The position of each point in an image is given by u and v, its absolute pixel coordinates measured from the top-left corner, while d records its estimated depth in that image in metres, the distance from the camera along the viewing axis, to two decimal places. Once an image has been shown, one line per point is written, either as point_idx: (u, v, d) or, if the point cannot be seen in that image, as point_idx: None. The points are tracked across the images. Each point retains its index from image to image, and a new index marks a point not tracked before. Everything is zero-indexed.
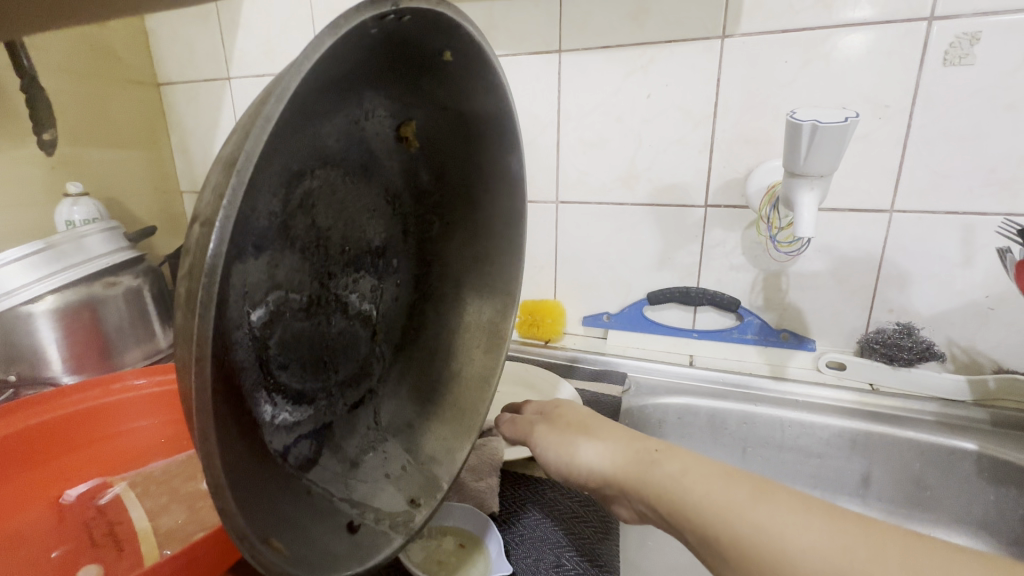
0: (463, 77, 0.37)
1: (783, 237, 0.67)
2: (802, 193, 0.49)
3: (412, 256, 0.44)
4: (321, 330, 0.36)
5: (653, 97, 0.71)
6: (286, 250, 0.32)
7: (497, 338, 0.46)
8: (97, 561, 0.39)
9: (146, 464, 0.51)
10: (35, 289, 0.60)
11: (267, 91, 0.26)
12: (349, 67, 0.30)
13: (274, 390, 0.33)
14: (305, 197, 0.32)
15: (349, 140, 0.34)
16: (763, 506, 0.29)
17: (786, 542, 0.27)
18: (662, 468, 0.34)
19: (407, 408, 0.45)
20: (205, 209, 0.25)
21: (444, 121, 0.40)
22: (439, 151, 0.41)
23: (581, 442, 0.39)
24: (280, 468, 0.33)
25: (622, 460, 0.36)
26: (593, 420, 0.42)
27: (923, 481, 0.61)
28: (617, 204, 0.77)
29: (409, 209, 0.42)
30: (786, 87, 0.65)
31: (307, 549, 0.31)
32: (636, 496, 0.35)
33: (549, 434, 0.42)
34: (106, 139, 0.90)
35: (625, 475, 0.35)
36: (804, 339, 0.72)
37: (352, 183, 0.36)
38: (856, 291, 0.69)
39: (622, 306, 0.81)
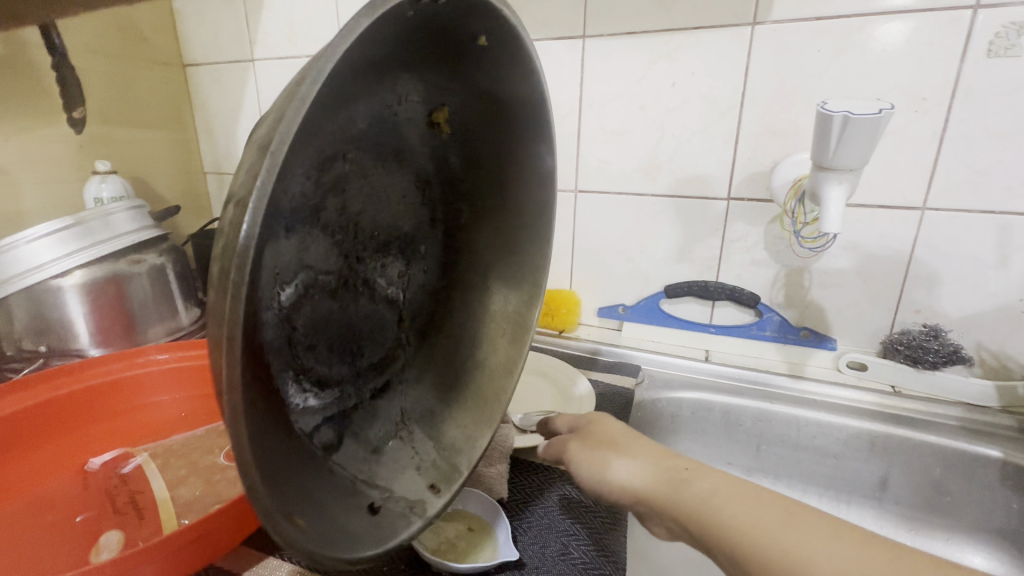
0: (497, 62, 0.37)
1: (808, 233, 0.66)
2: (829, 186, 0.47)
3: (439, 244, 0.44)
4: (347, 314, 0.36)
5: (679, 86, 0.69)
6: (317, 231, 0.32)
7: (525, 328, 0.46)
8: (119, 527, 0.40)
9: (167, 437, 0.52)
10: (65, 264, 0.62)
11: (301, 75, 0.26)
12: (387, 52, 0.30)
13: (301, 369, 0.33)
14: (337, 178, 0.32)
15: (383, 125, 0.34)
16: (790, 525, 0.29)
17: (811, 560, 0.27)
18: (691, 487, 0.34)
19: (432, 394, 0.45)
20: (236, 191, 0.26)
21: (478, 107, 0.39)
22: (471, 139, 0.41)
23: (613, 457, 0.39)
24: (305, 446, 0.33)
25: (651, 478, 0.36)
26: (626, 436, 0.41)
27: (943, 486, 0.60)
28: (637, 194, 0.76)
29: (438, 197, 0.42)
30: (817, 77, 0.63)
31: (326, 527, 0.31)
32: (664, 513, 0.35)
33: (581, 451, 0.41)
34: (133, 119, 0.91)
35: (655, 494, 0.35)
36: (825, 338, 0.71)
37: (384, 168, 0.36)
38: (882, 290, 0.67)
39: (639, 298, 0.80)
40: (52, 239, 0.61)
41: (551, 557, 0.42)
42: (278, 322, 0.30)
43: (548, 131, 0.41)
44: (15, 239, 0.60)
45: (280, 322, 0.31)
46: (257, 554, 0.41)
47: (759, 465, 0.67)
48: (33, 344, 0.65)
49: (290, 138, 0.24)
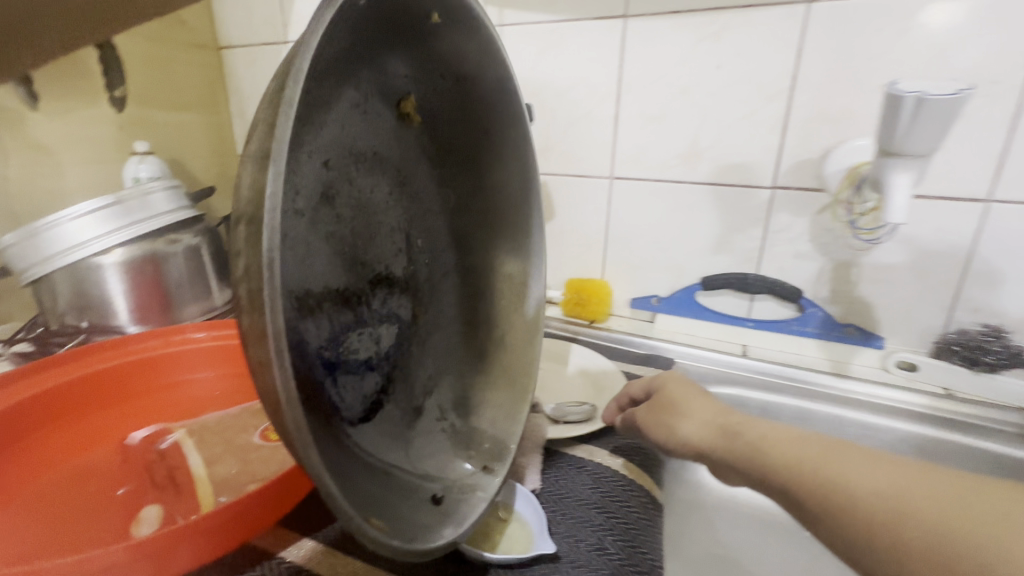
0: (451, 37, 0.37)
1: (864, 224, 0.61)
2: (894, 175, 0.44)
3: (436, 240, 0.42)
4: (361, 323, 0.34)
5: (724, 69, 0.66)
6: (318, 244, 0.30)
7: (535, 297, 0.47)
8: (158, 502, 0.41)
9: (203, 414, 0.53)
10: (105, 242, 0.62)
11: (279, 77, 0.27)
12: (345, 48, 0.30)
13: (334, 383, 0.32)
14: (326, 185, 0.31)
15: (356, 126, 0.33)
16: (830, 460, 0.32)
17: (849, 486, 0.30)
18: (742, 438, 0.37)
19: (458, 389, 0.44)
20: (241, 210, 0.26)
21: (442, 90, 0.39)
22: (440, 124, 0.40)
23: (675, 419, 0.42)
24: (361, 457, 0.32)
25: (707, 434, 0.39)
26: (685, 395, 0.43)
27: None
28: (675, 182, 0.73)
29: (426, 191, 0.40)
30: (876, 59, 0.59)
31: (401, 523, 0.31)
32: (725, 466, 0.37)
33: (647, 416, 0.45)
34: (171, 101, 0.92)
35: (713, 450, 0.38)
36: (872, 335, 0.68)
37: (367, 169, 0.34)
38: (937, 286, 0.63)
39: (673, 290, 0.78)
40: (94, 217, 0.62)
41: (585, 551, 0.41)
42: (305, 341, 0.29)
43: (515, 97, 0.41)
44: (58, 216, 0.61)
45: (307, 341, 0.30)
46: (293, 533, 0.40)
47: None
48: (75, 320, 0.66)
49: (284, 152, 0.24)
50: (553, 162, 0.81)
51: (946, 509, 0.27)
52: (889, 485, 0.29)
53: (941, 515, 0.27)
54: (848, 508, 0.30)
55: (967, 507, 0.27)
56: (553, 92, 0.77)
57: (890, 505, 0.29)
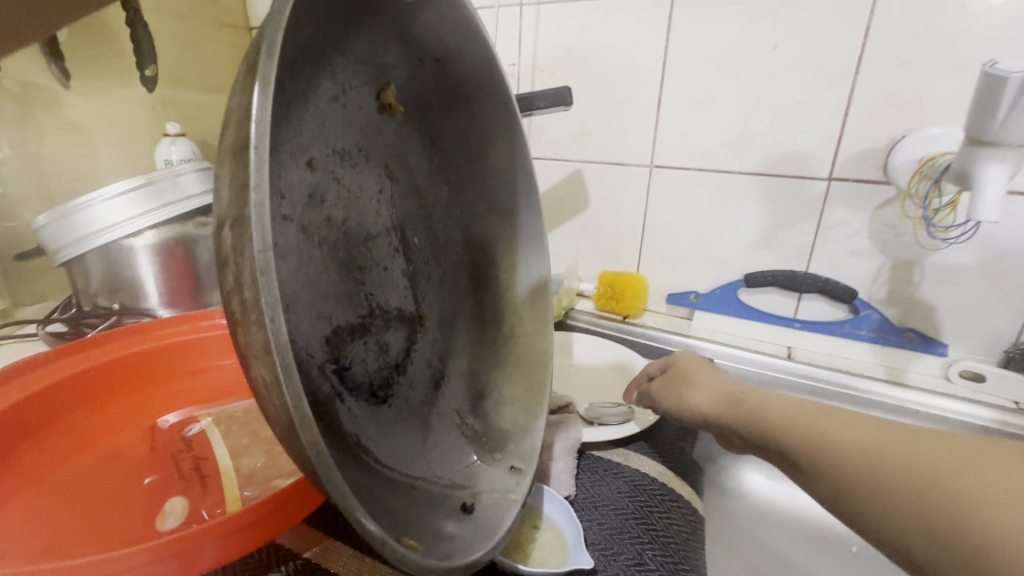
0: (427, 16, 0.34)
1: (940, 220, 0.57)
2: (986, 166, 0.39)
3: (435, 237, 0.40)
4: (365, 327, 0.33)
5: (781, 49, 0.61)
6: (312, 252, 0.29)
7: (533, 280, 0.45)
8: (183, 495, 0.40)
9: (230, 402, 0.52)
10: (137, 224, 0.62)
11: (250, 61, 0.24)
12: (312, 38, 0.27)
13: (340, 393, 0.30)
14: (313, 189, 0.29)
15: (338, 123, 0.31)
16: (828, 419, 0.33)
17: (836, 439, 0.32)
18: (745, 403, 0.38)
19: (470, 390, 0.41)
20: (225, 213, 0.24)
21: (422, 76, 0.36)
22: (424, 112, 0.38)
23: (686, 391, 0.44)
24: (382, 473, 0.30)
25: (713, 402, 0.41)
26: (696, 367, 0.45)
27: None
28: (721, 171, 0.69)
29: (420, 187, 0.38)
30: (957, 37, 0.53)
31: (435, 540, 0.29)
32: (728, 430, 0.39)
33: (662, 389, 0.47)
34: (202, 81, 0.91)
35: (718, 416, 0.40)
36: (934, 342, 0.62)
37: (354, 166, 0.32)
38: (1012, 289, 0.58)
39: (713, 286, 0.74)
40: (125, 197, 0.61)
41: (625, 566, 0.38)
42: (305, 354, 0.28)
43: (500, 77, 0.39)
44: (92, 198, 0.60)
45: (308, 354, 0.28)
46: (319, 534, 0.39)
47: None
48: (107, 302, 0.67)
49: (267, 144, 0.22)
50: (590, 148, 0.77)
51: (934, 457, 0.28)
52: (876, 437, 0.31)
53: (928, 462, 0.27)
54: (831, 457, 0.31)
55: (939, 453, 0.28)
56: (592, 73, 0.73)
57: (869, 454, 0.30)
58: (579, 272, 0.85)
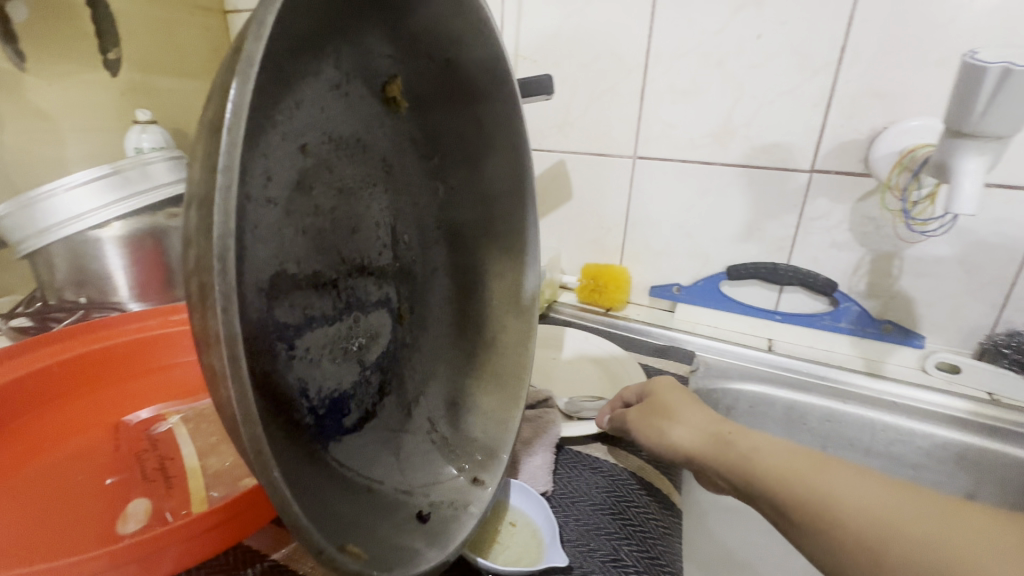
0: (444, 15, 0.32)
1: (919, 212, 0.58)
2: (966, 158, 0.39)
3: (424, 237, 0.39)
4: (345, 323, 0.32)
5: (766, 38, 0.60)
6: (293, 237, 0.27)
7: (526, 299, 0.42)
8: (147, 496, 0.38)
9: (200, 399, 0.50)
10: (103, 215, 0.59)
11: (241, 36, 0.22)
12: (318, 21, 0.26)
13: (308, 389, 0.29)
14: (301, 174, 0.27)
15: (335, 110, 0.29)
16: (824, 473, 0.31)
17: (838, 501, 0.29)
18: (734, 445, 0.35)
19: (446, 393, 0.41)
20: (194, 194, 0.22)
21: (429, 74, 0.35)
22: (426, 109, 0.36)
23: (667, 423, 0.41)
24: (337, 471, 0.30)
25: (698, 440, 0.38)
26: (678, 400, 0.42)
27: None
28: (703, 163, 0.68)
29: (413, 187, 0.37)
30: (940, 28, 0.53)
31: (380, 549, 0.29)
32: (713, 472, 0.36)
33: (639, 418, 0.43)
34: (174, 66, 0.88)
35: (704, 457, 0.37)
36: (912, 334, 0.63)
37: (348, 156, 0.31)
38: (988, 282, 0.58)
39: (696, 278, 0.74)
40: (92, 186, 0.59)
41: (600, 562, 0.38)
42: (277, 340, 0.27)
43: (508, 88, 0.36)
44: (54, 187, 0.57)
45: (281, 340, 0.27)
46: (288, 534, 0.38)
47: None
48: (74, 296, 0.65)
49: (241, 129, 0.20)
50: (573, 138, 0.76)
51: (961, 544, 0.25)
52: (881, 503, 0.28)
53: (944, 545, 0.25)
54: (833, 520, 0.29)
55: (953, 535, 0.26)
56: (576, 62, 0.72)
57: (875, 523, 0.28)
58: (561, 264, 0.84)
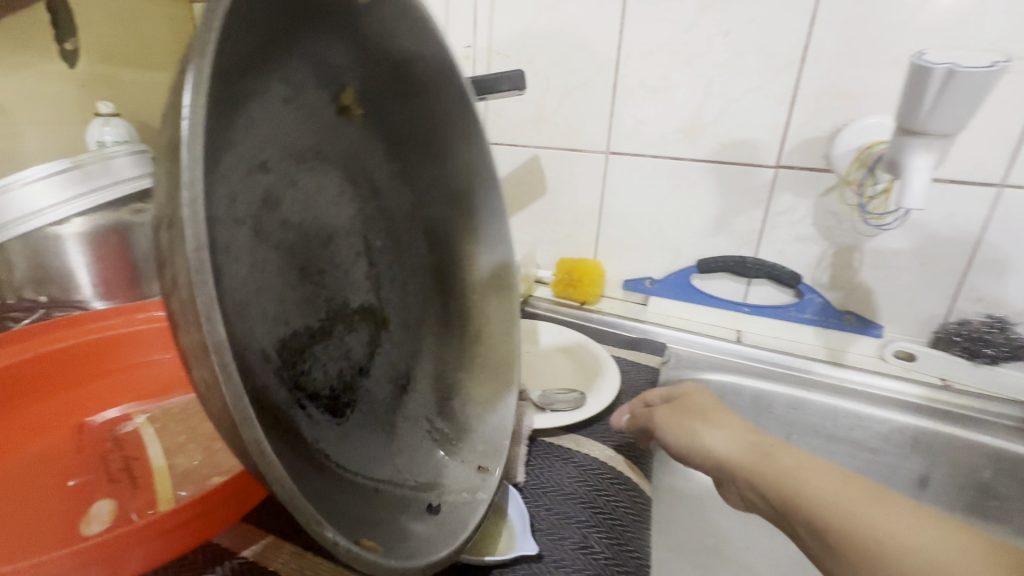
0: (387, 16, 0.33)
1: (874, 207, 0.59)
2: (914, 155, 0.41)
3: (399, 240, 0.39)
4: (327, 331, 0.32)
5: (733, 36, 0.62)
6: (266, 253, 0.28)
7: (504, 282, 0.44)
8: (111, 496, 0.38)
9: (167, 398, 0.49)
10: (62, 211, 0.58)
11: (184, 58, 0.22)
12: (262, 34, 0.26)
13: (300, 400, 0.29)
14: (267, 192, 0.28)
15: (292, 123, 0.29)
16: (878, 506, 0.29)
17: (890, 536, 0.27)
18: (776, 461, 0.34)
19: (438, 389, 0.41)
20: (161, 212, 0.22)
21: (381, 77, 0.35)
22: (384, 111, 0.36)
23: (702, 427, 0.40)
24: (345, 476, 0.30)
25: (737, 449, 0.37)
26: (713, 407, 0.42)
27: (991, 489, 0.55)
28: (674, 158, 0.69)
29: (382, 187, 0.37)
30: (896, 29, 0.55)
31: (397, 541, 0.29)
32: (747, 485, 0.35)
33: (669, 419, 0.42)
34: (139, 58, 0.85)
35: (741, 466, 0.36)
36: (871, 324, 0.65)
37: (312, 168, 0.31)
38: (942, 274, 0.61)
39: (668, 272, 0.75)
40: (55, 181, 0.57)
41: (570, 549, 0.39)
42: (263, 358, 0.27)
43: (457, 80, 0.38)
44: (11, 181, 0.56)
45: (267, 357, 0.27)
46: (258, 530, 0.38)
47: None
48: (33, 294, 0.63)
49: (201, 140, 0.20)
50: (547, 133, 0.76)
51: None
52: (944, 548, 0.26)
53: None
54: (882, 557, 0.27)
55: None
56: (549, 57, 0.72)
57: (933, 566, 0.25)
58: (537, 258, 0.85)
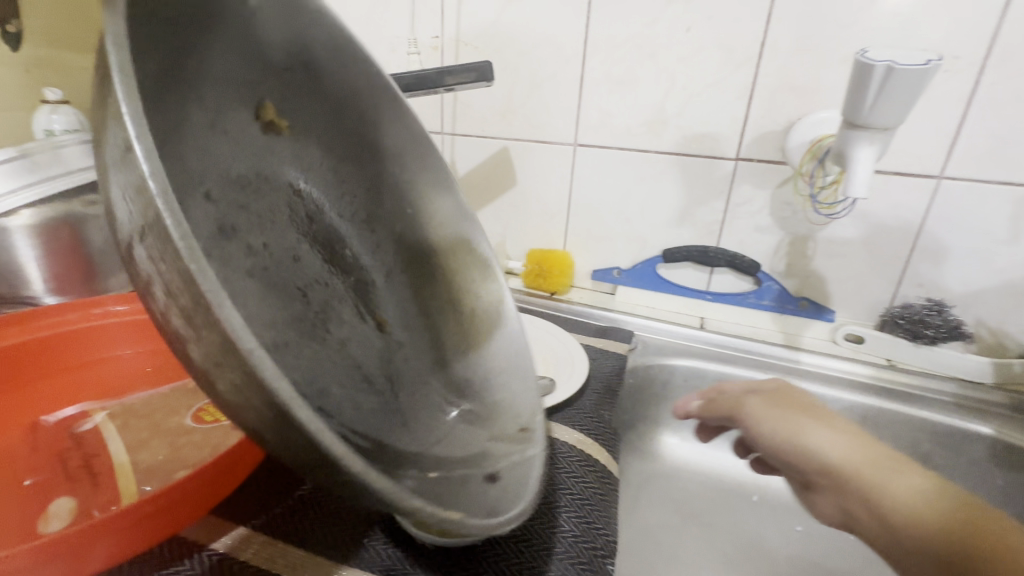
0: (274, 19, 0.35)
1: (824, 197, 0.62)
2: (858, 147, 0.43)
3: (366, 240, 0.43)
4: (313, 334, 0.36)
5: (694, 32, 0.63)
6: (243, 279, 0.34)
7: (476, 243, 0.45)
8: (71, 494, 0.37)
9: (128, 394, 0.48)
10: (12, 201, 0.55)
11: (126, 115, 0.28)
12: (164, 63, 0.30)
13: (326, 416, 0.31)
14: (220, 220, 0.34)
15: (226, 155, 0.35)
16: (939, 496, 0.35)
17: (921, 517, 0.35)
18: (905, 477, 0.37)
19: (453, 374, 0.40)
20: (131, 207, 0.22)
21: (296, 89, 0.39)
22: (316, 125, 0.40)
23: (810, 425, 0.40)
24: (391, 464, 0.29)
25: (855, 454, 0.38)
26: (811, 404, 0.42)
27: (930, 461, 0.59)
28: (639, 151, 0.71)
29: (326, 192, 0.42)
30: (845, 29, 0.58)
31: (465, 503, 0.27)
32: (856, 489, 0.37)
33: (767, 412, 0.41)
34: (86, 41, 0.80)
35: (862, 473, 0.37)
36: (824, 309, 0.69)
37: (256, 192, 0.37)
38: (888, 261, 0.64)
39: (635, 261, 0.77)
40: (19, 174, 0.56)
41: (537, 528, 0.40)
42: None
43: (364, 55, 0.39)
44: None
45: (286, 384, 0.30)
46: (228, 522, 0.38)
47: None
48: None
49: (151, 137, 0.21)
50: (515, 125, 0.77)
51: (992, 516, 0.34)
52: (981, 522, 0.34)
53: None
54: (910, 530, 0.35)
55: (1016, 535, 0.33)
56: (516, 50, 0.73)
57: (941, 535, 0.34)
58: (507, 250, 0.85)
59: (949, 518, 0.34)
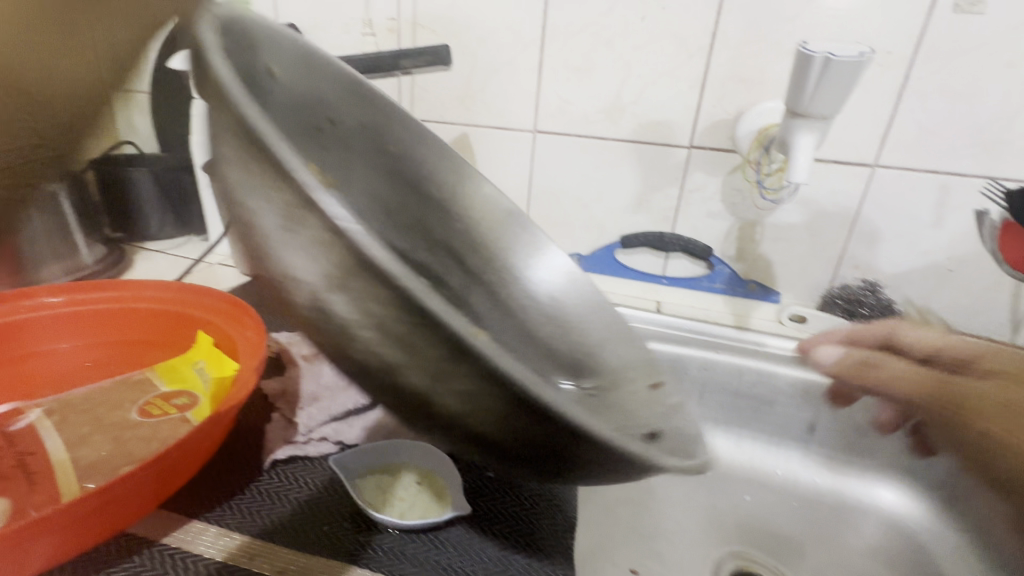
0: (294, 78, 0.38)
1: (770, 182, 0.65)
2: (799, 135, 0.45)
3: (449, 268, 0.45)
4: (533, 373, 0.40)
5: (649, 21, 0.65)
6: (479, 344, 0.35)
7: (521, 234, 0.51)
8: (5, 494, 0.35)
9: (66, 389, 0.45)
10: None
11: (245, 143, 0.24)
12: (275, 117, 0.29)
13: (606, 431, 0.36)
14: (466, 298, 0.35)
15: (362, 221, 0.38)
16: (953, 386, 0.55)
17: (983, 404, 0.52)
18: (953, 381, 0.55)
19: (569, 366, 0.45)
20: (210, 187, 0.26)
21: (329, 140, 0.40)
22: (360, 175, 0.42)
23: (880, 368, 0.58)
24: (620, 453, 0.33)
25: (918, 382, 0.57)
26: (861, 334, 0.60)
27: (863, 428, 0.64)
28: (597, 138, 0.72)
29: (399, 238, 0.43)
30: (789, 22, 0.60)
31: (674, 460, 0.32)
32: (936, 403, 0.56)
33: (832, 355, 0.61)
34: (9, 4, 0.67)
35: (926, 388, 0.57)
36: (770, 291, 0.72)
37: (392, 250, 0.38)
38: (828, 245, 0.68)
39: (594, 247, 0.79)
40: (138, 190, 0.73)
41: (504, 509, 0.43)
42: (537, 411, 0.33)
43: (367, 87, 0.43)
44: None
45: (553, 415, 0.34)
46: (181, 517, 0.38)
47: (701, 411, 0.69)
48: None
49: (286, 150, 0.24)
50: (475, 111, 0.76)
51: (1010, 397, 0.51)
52: (994, 392, 0.52)
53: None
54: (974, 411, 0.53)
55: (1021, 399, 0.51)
56: (474, 34, 0.72)
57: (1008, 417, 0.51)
58: None
59: (923, 385, 0.57)
